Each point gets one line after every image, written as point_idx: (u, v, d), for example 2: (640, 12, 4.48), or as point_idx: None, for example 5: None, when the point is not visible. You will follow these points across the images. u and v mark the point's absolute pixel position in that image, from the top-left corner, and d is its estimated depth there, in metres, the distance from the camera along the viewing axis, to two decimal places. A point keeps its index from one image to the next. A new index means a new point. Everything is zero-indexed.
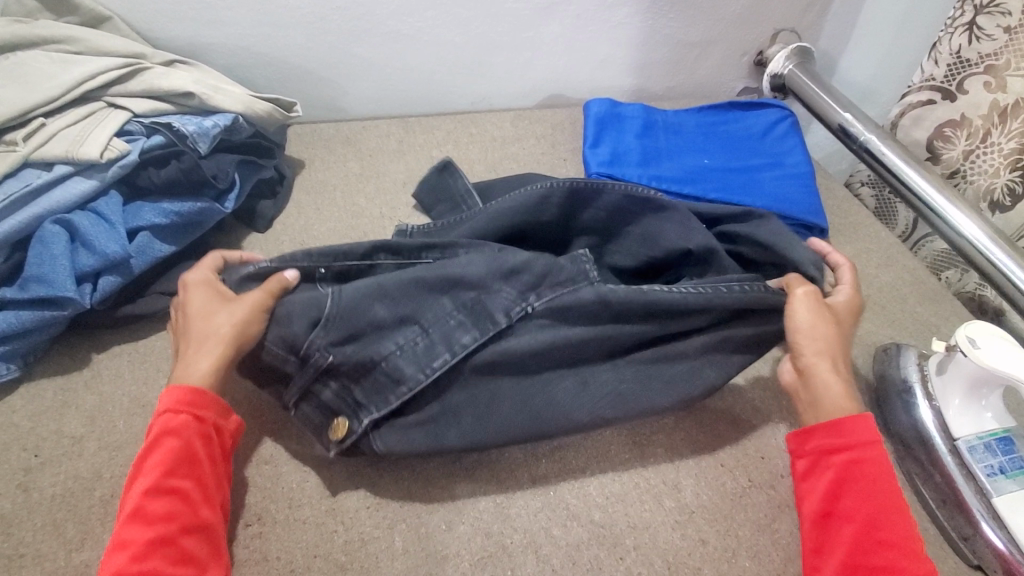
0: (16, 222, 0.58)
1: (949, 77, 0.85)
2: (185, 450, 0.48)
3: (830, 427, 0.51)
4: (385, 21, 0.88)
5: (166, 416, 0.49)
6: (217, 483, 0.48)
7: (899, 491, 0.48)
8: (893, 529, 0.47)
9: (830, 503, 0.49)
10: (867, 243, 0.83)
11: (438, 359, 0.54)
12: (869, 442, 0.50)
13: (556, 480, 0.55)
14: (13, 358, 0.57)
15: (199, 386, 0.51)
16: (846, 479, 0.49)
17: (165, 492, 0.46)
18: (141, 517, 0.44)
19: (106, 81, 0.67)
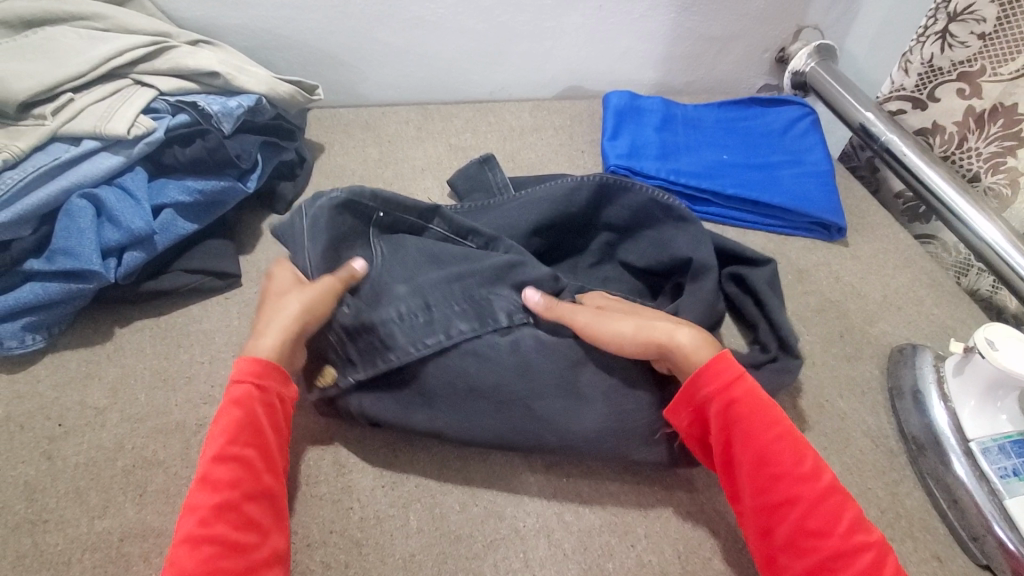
0: (44, 194, 0.59)
1: (919, 87, 0.88)
2: (248, 419, 0.47)
3: (699, 376, 0.51)
4: (408, 7, 0.88)
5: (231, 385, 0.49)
6: (279, 452, 0.48)
7: (776, 419, 0.49)
8: (779, 459, 0.48)
9: (726, 453, 0.50)
10: (885, 243, 0.83)
11: (428, 337, 0.55)
12: (733, 380, 0.50)
13: (569, 467, 0.56)
14: (39, 328, 0.58)
15: (267, 357, 0.50)
16: (730, 427, 0.49)
17: (229, 460, 0.45)
18: (206, 484, 0.44)
19: (133, 58, 0.68)
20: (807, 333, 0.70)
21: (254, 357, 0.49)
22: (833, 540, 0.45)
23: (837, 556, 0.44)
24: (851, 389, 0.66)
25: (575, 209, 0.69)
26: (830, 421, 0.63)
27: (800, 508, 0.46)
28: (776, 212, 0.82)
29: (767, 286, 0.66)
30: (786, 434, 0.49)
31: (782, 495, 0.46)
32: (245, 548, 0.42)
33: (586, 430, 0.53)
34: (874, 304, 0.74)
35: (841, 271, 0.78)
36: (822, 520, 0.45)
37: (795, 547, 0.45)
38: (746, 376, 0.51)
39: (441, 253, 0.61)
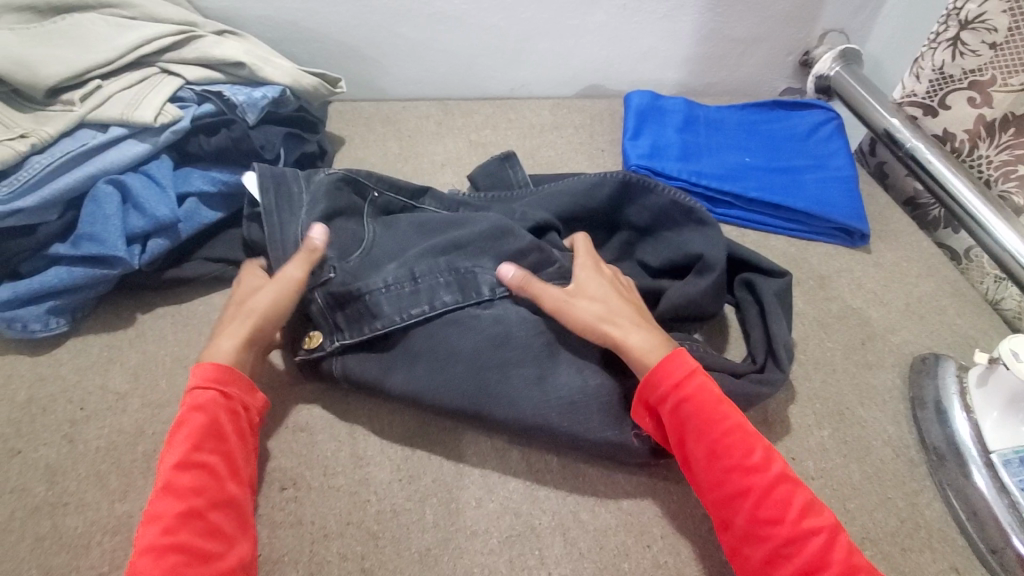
0: (71, 180, 0.59)
1: (930, 94, 0.87)
2: (212, 425, 0.47)
3: (651, 376, 0.51)
4: (432, 2, 0.88)
5: (192, 391, 0.49)
6: (244, 458, 0.48)
7: (726, 410, 0.49)
8: (730, 451, 0.47)
9: (681, 452, 0.49)
10: (908, 251, 0.81)
11: (416, 306, 0.57)
12: (684, 377, 0.50)
13: (586, 466, 0.56)
14: (62, 313, 0.59)
15: (225, 363, 0.51)
16: (682, 425, 0.49)
17: (193, 467, 0.45)
18: (170, 491, 0.44)
19: (160, 47, 0.68)
20: (828, 340, 0.69)
21: (213, 362, 0.49)
22: (785, 527, 0.44)
23: (791, 541, 0.44)
24: (872, 398, 0.65)
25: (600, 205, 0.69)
26: (850, 429, 0.62)
27: (752, 499, 0.46)
28: (800, 217, 0.81)
29: (773, 296, 0.66)
30: (737, 426, 0.48)
31: (735, 488, 0.46)
32: (214, 555, 0.43)
33: (602, 426, 0.53)
34: (895, 312, 0.73)
35: (863, 277, 0.77)
36: (774, 508, 0.45)
37: (753, 537, 0.45)
38: (698, 372, 0.51)
39: (430, 230, 0.63)
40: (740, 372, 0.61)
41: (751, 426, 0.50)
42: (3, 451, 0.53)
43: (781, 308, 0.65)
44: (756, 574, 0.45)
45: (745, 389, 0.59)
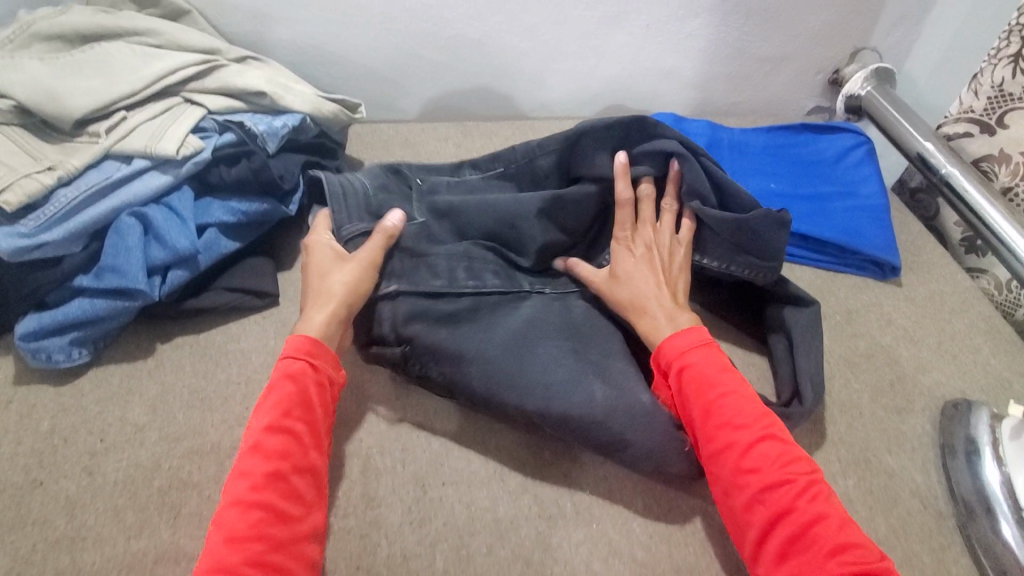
0: (95, 213, 0.60)
1: (988, 111, 0.85)
2: (301, 395, 0.50)
3: (659, 346, 0.57)
4: (452, 24, 0.87)
5: (287, 362, 0.52)
6: (325, 432, 0.51)
7: (724, 376, 0.53)
8: (722, 410, 0.51)
9: (682, 412, 0.54)
10: (941, 285, 0.78)
11: (468, 281, 0.63)
12: (686, 348, 0.55)
13: (600, 512, 0.55)
14: (85, 343, 0.60)
15: (314, 337, 0.54)
16: (681, 388, 0.54)
17: (281, 431, 0.48)
18: (259, 450, 0.47)
19: (184, 77, 0.69)
20: (855, 381, 0.67)
21: (308, 336, 0.53)
22: (766, 475, 0.47)
23: (766, 488, 0.47)
24: (900, 444, 0.62)
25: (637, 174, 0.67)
26: (877, 478, 0.60)
27: (737, 452, 0.49)
28: (828, 248, 0.78)
29: (803, 330, 0.64)
30: (733, 391, 0.52)
31: (722, 443, 0.50)
32: (289, 518, 0.45)
33: (612, 432, 0.54)
34: (927, 351, 0.71)
35: (893, 313, 0.74)
36: (755, 459, 0.48)
37: (734, 486, 0.49)
38: (704, 345, 0.55)
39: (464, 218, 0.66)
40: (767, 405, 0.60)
41: (749, 393, 0.52)
42: (26, 482, 0.54)
43: (810, 345, 0.63)
44: (741, 520, 0.48)
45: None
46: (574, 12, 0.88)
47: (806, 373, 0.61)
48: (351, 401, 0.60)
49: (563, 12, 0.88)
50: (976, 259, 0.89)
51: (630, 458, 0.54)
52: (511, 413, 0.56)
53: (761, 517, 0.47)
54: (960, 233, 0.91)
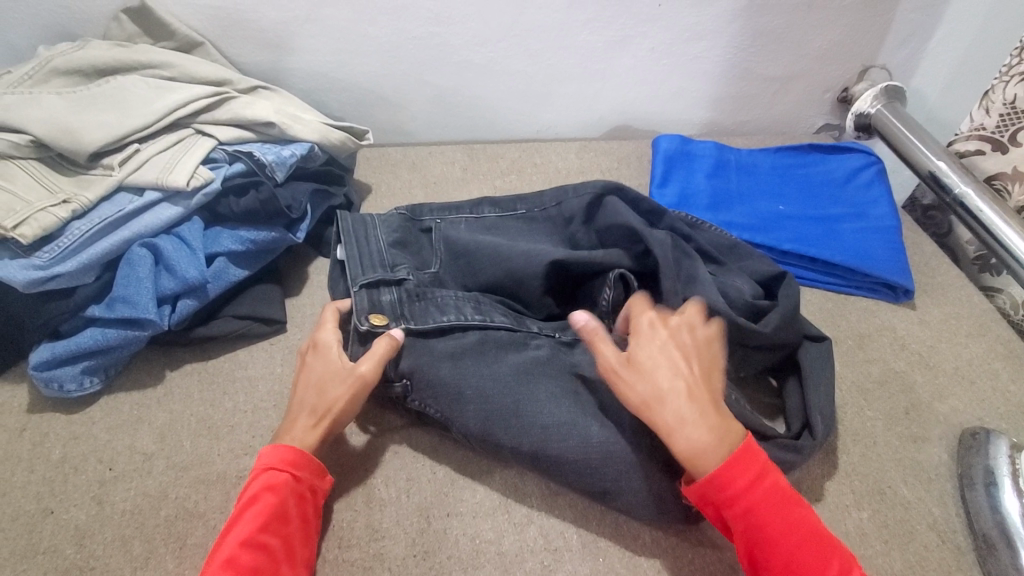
0: (108, 244, 0.62)
1: (1000, 128, 0.84)
2: (280, 507, 0.49)
3: (718, 481, 0.49)
4: (459, 50, 0.88)
5: (268, 471, 0.51)
6: (301, 541, 0.49)
7: (796, 519, 0.48)
8: (804, 567, 0.46)
9: (749, 560, 0.48)
10: (956, 307, 0.77)
11: (474, 315, 0.63)
12: (750, 485, 0.49)
13: (606, 546, 0.54)
14: (96, 371, 0.61)
15: (301, 450, 0.53)
16: (751, 537, 0.47)
17: (257, 546, 0.47)
18: (232, 567, 0.46)
19: (196, 109, 0.71)
20: (869, 409, 0.65)
21: (293, 446, 0.52)
22: None
23: None
24: (917, 475, 0.61)
25: (665, 240, 0.67)
26: (892, 511, 0.58)
27: None
28: (838, 271, 0.77)
29: (813, 361, 0.63)
30: (807, 535, 0.47)
31: None
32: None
33: (605, 481, 0.53)
34: (943, 376, 0.69)
35: (907, 337, 0.73)
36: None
37: None
38: (763, 477, 0.49)
39: (475, 262, 0.68)
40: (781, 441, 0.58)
41: (819, 534, 0.48)
42: (38, 511, 0.54)
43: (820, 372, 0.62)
44: None
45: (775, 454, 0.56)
46: (579, 36, 0.89)
47: (815, 403, 0.60)
48: (357, 429, 0.60)
49: (569, 37, 0.89)
50: (989, 278, 0.88)
51: (624, 503, 0.53)
52: (504, 455, 0.56)
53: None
54: (973, 252, 0.89)
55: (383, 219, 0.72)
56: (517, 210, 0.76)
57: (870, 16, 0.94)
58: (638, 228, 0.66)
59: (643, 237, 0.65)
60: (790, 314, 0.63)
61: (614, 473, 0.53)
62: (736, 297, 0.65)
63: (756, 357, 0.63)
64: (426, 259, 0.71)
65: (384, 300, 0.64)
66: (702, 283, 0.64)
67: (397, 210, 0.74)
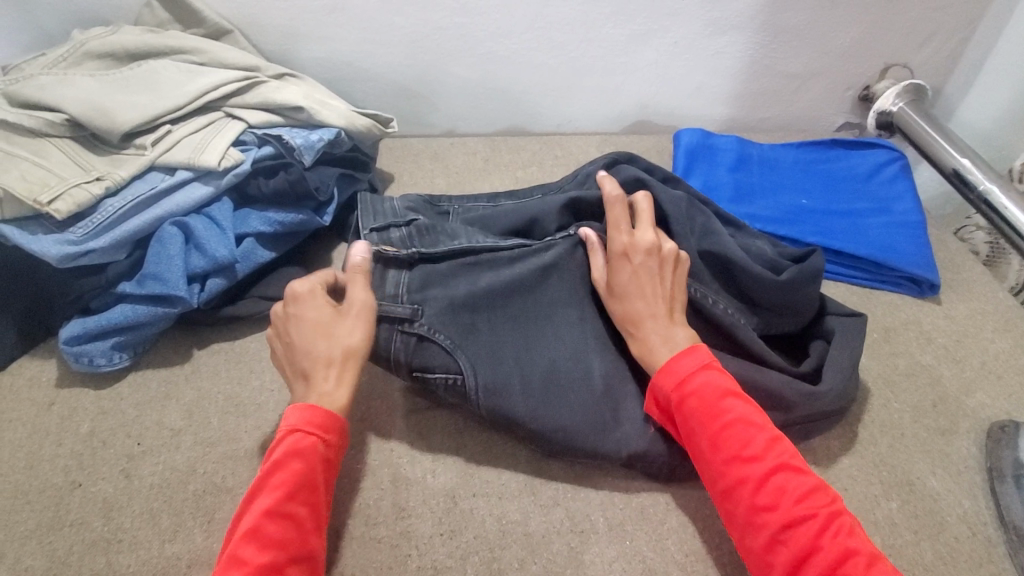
0: (139, 222, 0.62)
1: None
2: (308, 476, 0.47)
3: (660, 371, 0.53)
4: (483, 42, 0.89)
5: (296, 434, 0.48)
6: (325, 512, 0.48)
7: (733, 403, 0.50)
8: (731, 443, 0.48)
9: (686, 444, 0.51)
10: (981, 303, 0.76)
11: (485, 242, 0.64)
12: (688, 375, 0.51)
13: (633, 530, 0.53)
14: (125, 348, 0.61)
15: (329, 410, 0.50)
16: (685, 419, 0.50)
17: (282, 517, 0.45)
18: (257, 538, 0.44)
19: (226, 93, 0.71)
20: (896, 401, 0.65)
21: (322, 410, 0.49)
22: (781, 513, 0.45)
23: (786, 530, 0.44)
24: (945, 467, 0.60)
25: (680, 197, 0.68)
26: (921, 502, 0.57)
27: (749, 488, 0.46)
28: (863, 264, 0.77)
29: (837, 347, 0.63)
30: (741, 418, 0.49)
31: (732, 478, 0.47)
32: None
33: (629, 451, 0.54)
34: (970, 370, 0.68)
35: (932, 331, 0.72)
36: (769, 496, 0.46)
37: (751, 525, 0.46)
38: (703, 369, 0.52)
39: (492, 240, 0.67)
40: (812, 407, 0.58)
41: (759, 419, 0.49)
42: (66, 484, 0.55)
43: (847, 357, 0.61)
44: (755, 559, 0.46)
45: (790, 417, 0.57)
46: (603, 30, 0.89)
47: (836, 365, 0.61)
48: (382, 408, 0.60)
49: (593, 30, 0.89)
50: None
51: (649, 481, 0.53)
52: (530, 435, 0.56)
53: (783, 558, 0.44)
54: None
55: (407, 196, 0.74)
56: (533, 194, 0.76)
57: (892, 13, 0.94)
58: (643, 176, 0.69)
59: (654, 188, 0.68)
60: (808, 277, 0.63)
61: (613, 409, 0.56)
62: None
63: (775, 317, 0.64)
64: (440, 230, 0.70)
65: (394, 236, 0.63)
66: (719, 235, 0.66)
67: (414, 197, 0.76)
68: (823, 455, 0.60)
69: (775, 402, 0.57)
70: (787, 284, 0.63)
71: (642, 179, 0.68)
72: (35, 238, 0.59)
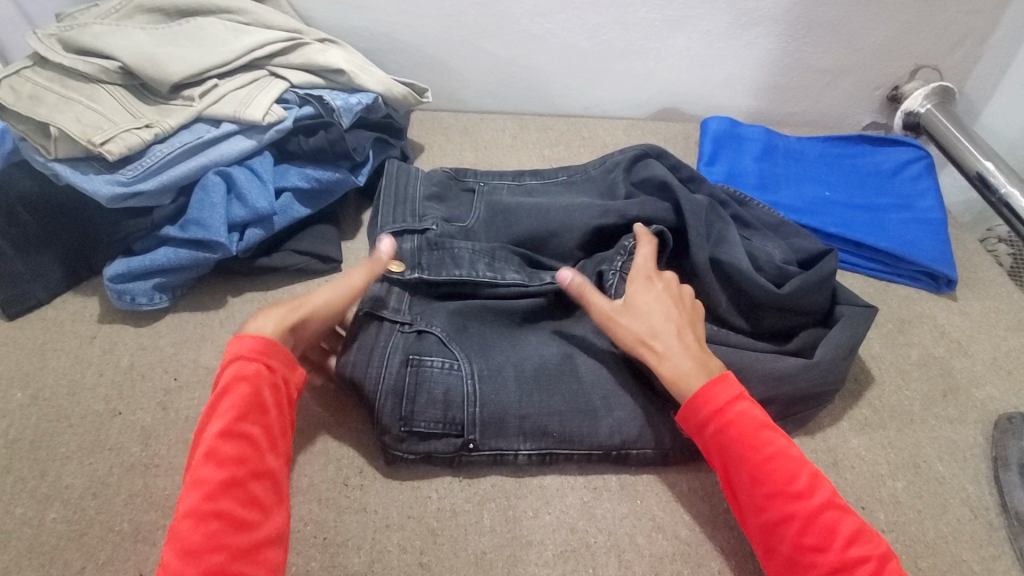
0: (185, 168, 0.65)
1: None
2: (256, 397, 0.47)
3: (696, 400, 0.52)
4: (518, 20, 0.91)
5: (238, 360, 0.49)
6: (282, 432, 0.49)
7: (772, 436, 0.50)
8: (775, 479, 0.48)
9: (725, 477, 0.50)
10: (996, 302, 0.77)
11: (487, 273, 0.65)
12: (728, 405, 0.51)
13: (644, 490, 0.56)
14: (164, 290, 0.64)
15: (272, 336, 0.51)
16: (725, 451, 0.50)
17: (236, 436, 0.45)
18: (213, 458, 0.44)
19: (271, 52, 0.74)
20: (906, 388, 0.67)
21: (259, 335, 0.49)
22: (830, 554, 0.45)
23: (835, 570, 0.45)
24: (952, 453, 0.62)
25: (702, 203, 0.70)
26: (926, 484, 0.59)
27: (795, 525, 0.47)
28: (882, 257, 0.78)
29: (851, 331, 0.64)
30: (782, 452, 0.49)
31: (777, 515, 0.47)
32: (251, 523, 0.43)
33: (644, 419, 0.57)
34: (981, 365, 0.70)
35: (946, 325, 0.73)
36: (817, 536, 0.46)
37: (796, 564, 0.46)
38: (740, 399, 0.51)
39: (515, 219, 0.71)
40: (819, 390, 0.60)
41: (796, 451, 0.50)
42: (106, 411, 0.57)
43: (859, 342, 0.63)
44: None
45: (798, 386, 0.59)
46: (637, 14, 0.90)
47: (844, 336, 0.63)
48: None
49: (627, 14, 0.90)
50: None
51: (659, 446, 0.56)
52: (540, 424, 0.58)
53: None
54: None
55: (429, 175, 0.76)
56: (559, 177, 0.79)
57: (927, 13, 0.94)
58: (673, 182, 0.70)
59: (677, 191, 0.70)
60: (813, 283, 0.64)
61: (610, 398, 0.57)
62: (767, 262, 0.68)
63: (773, 320, 0.65)
64: (461, 214, 0.72)
65: (406, 248, 0.66)
66: (732, 244, 0.68)
67: (435, 171, 0.76)
68: (831, 435, 0.62)
69: (784, 381, 0.59)
70: (786, 295, 0.64)
71: (669, 182, 0.70)
72: (87, 177, 0.62)
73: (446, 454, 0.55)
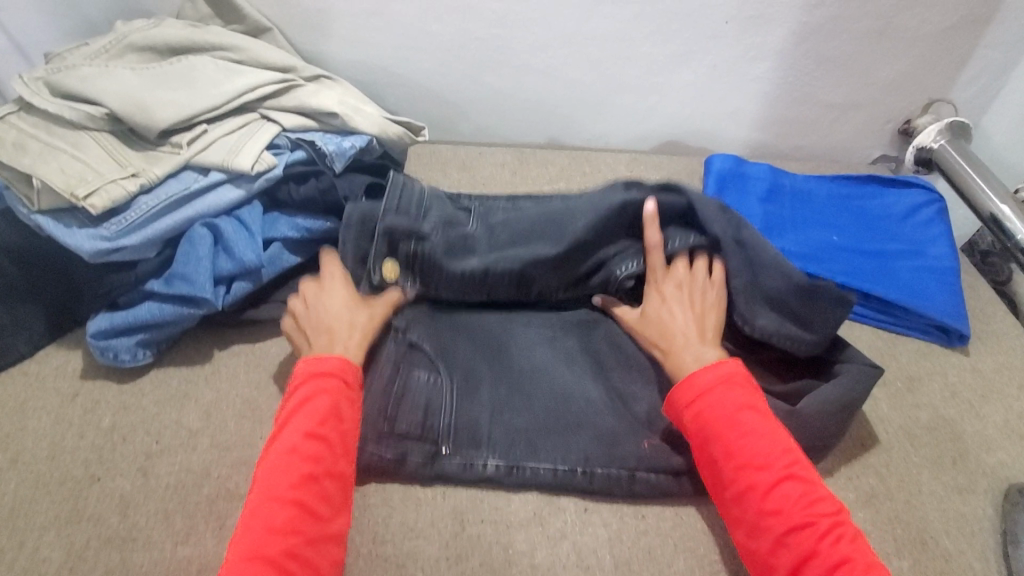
0: (170, 221, 0.63)
1: None
2: (334, 409, 0.52)
3: (682, 384, 0.55)
4: (519, 54, 0.88)
5: (324, 374, 0.54)
6: (355, 442, 0.53)
7: (747, 415, 0.52)
8: (743, 452, 0.51)
9: (699, 454, 0.53)
10: (1010, 358, 0.74)
11: (476, 295, 0.68)
12: (708, 386, 0.54)
13: (638, 569, 0.53)
14: (149, 345, 0.62)
15: (345, 357, 0.56)
16: (703, 430, 0.53)
17: (317, 438, 0.51)
18: (296, 454, 0.50)
19: (264, 94, 0.72)
20: (914, 454, 0.64)
21: (340, 357, 0.55)
22: (787, 517, 0.48)
23: (791, 532, 0.47)
24: (961, 527, 0.59)
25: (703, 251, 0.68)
26: (934, 564, 0.56)
27: (757, 494, 0.49)
28: (893, 309, 0.76)
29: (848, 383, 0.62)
30: (754, 429, 0.51)
31: (743, 485, 0.50)
32: (320, 515, 0.48)
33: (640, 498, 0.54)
34: (993, 428, 0.67)
35: (957, 383, 0.71)
36: (777, 502, 0.49)
37: (757, 529, 0.49)
38: (721, 385, 0.54)
39: (507, 232, 0.69)
40: None
41: (770, 428, 0.52)
42: (85, 477, 0.56)
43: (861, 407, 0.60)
44: (761, 565, 0.48)
45: None
46: (641, 47, 0.88)
47: (850, 399, 0.60)
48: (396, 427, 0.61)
49: (631, 48, 0.88)
50: None
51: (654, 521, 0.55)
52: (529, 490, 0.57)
53: (785, 561, 0.47)
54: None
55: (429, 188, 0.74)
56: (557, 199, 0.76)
57: (942, 49, 0.91)
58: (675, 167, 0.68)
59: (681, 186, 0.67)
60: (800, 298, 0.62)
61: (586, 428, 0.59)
62: None
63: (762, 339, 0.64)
64: (460, 220, 0.71)
65: (402, 251, 0.67)
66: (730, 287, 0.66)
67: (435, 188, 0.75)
68: None
69: None
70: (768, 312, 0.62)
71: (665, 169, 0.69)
72: (70, 231, 0.60)
73: (419, 461, 0.57)
